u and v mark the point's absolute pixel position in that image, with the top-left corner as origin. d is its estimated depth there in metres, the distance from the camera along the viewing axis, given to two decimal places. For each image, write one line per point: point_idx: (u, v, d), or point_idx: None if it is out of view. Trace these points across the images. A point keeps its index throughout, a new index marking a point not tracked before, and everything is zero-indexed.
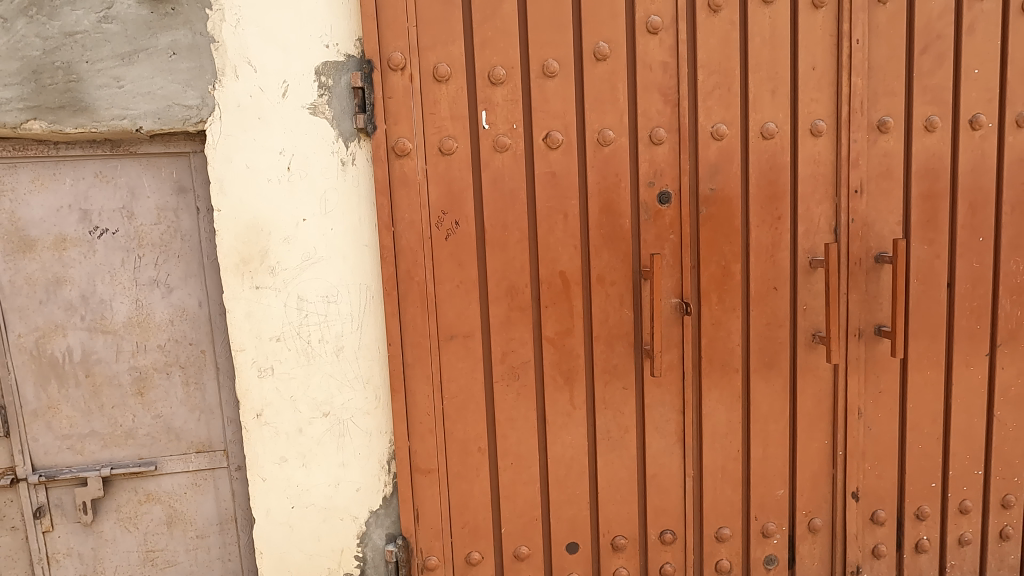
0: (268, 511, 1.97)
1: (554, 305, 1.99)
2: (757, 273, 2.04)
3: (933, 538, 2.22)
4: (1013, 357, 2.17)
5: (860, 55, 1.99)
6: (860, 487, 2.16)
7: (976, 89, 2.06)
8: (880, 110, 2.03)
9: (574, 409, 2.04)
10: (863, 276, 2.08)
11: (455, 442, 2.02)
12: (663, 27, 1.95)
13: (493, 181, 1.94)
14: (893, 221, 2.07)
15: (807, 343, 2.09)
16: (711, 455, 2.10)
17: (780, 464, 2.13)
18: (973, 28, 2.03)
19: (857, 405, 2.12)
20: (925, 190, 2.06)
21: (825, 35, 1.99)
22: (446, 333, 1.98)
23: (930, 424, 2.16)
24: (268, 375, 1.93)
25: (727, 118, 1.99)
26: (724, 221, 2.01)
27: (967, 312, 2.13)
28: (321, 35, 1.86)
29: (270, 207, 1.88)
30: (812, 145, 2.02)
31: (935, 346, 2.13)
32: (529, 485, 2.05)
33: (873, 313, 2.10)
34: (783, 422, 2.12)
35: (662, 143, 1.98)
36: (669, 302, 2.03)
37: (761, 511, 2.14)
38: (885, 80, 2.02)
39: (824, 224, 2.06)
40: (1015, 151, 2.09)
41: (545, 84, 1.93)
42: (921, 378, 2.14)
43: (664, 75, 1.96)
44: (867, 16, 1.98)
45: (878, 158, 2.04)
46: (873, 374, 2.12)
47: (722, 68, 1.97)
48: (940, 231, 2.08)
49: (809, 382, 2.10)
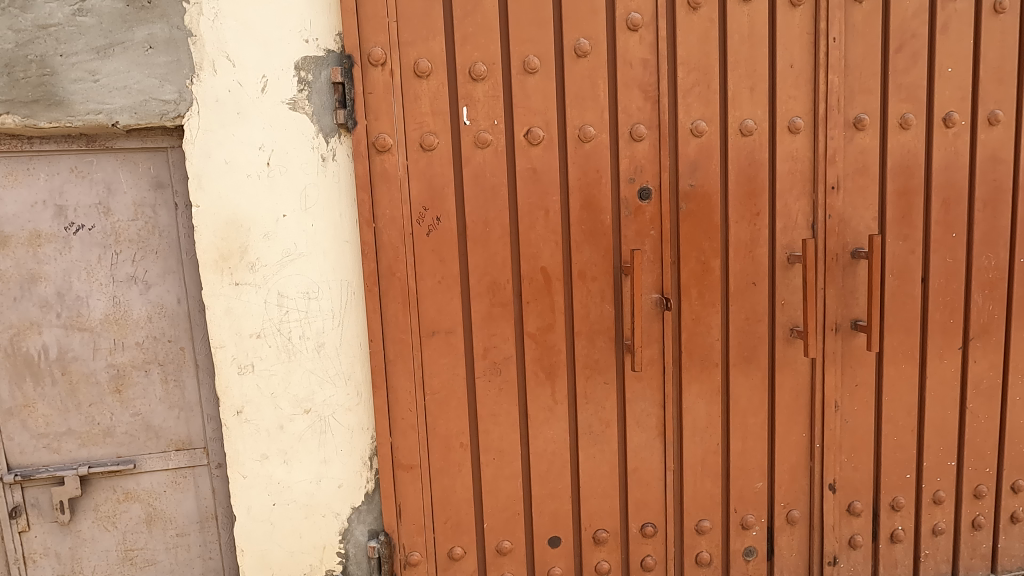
0: (249, 508, 1.96)
1: (535, 301, 2.00)
2: (737, 269, 2.06)
3: (907, 528, 2.26)
4: (984, 350, 2.22)
5: (837, 53, 2.01)
6: (837, 480, 2.20)
7: (950, 88, 2.09)
8: (856, 107, 2.06)
9: (555, 404, 2.06)
10: (839, 272, 2.11)
11: (437, 437, 2.02)
12: (643, 24, 1.96)
13: (475, 177, 1.94)
14: (869, 217, 2.10)
15: (785, 337, 2.11)
16: (692, 449, 2.13)
17: (758, 457, 2.16)
18: (946, 27, 2.06)
19: (834, 398, 2.15)
20: (900, 186, 2.10)
21: (802, 33, 2.02)
22: (428, 329, 1.98)
23: (905, 417, 2.20)
24: (248, 372, 1.92)
25: (707, 115, 2.01)
26: (703, 217, 2.03)
27: (940, 307, 2.17)
28: (301, 29, 1.85)
29: (250, 203, 1.86)
30: (790, 142, 2.05)
31: (909, 340, 2.17)
32: (511, 480, 2.06)
33: (849, 308, 2.13)
34: (762, 416, 2.14)
35: (642, 140, 1.99)
36: (650, 297, 2.04)
37: (740, 504, 2.17)
38: (861, 78, 2.05)
39: (802, 219, 2.08)
40: (987, 149, 2.13)
41: (526, 80, 1.93)
42: (896, 371, 2.18)
43: (644, 72, 1.97)
44: (843, 15, 2.01)
45: (854, 155, 2.07)
46: (849, 367, 2.16)
47: (701, 64, 1.99)
48: (915, 227, 2.12)
49: (787, 376, 2.13)
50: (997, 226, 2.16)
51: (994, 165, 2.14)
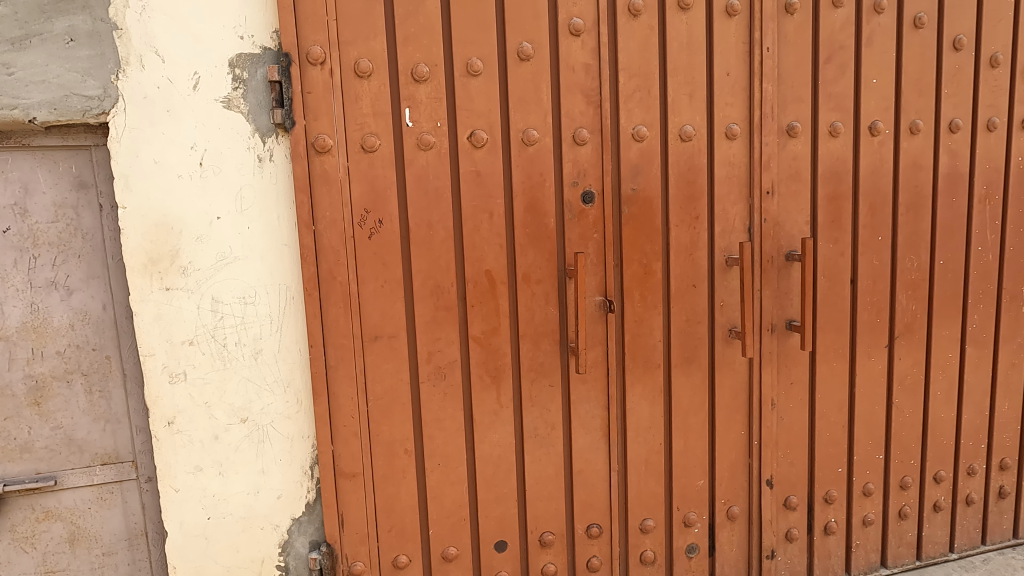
0: (182, 523, 1.87)
1: (480, 304, 1.99)
2: (677, 271, 2.11)
3: (840, 520, 2.35)
4: (909, 348, 2.33)
5: (770, 62, 2.08)
6: (774, 475, 2.26)
7: (875, 98, 2.19)
8: (789, 115, 2.14)
9: (501, 408, 2.05)
10: (775, 274, 2.18)
11: (381, 444, 1.98)
12: (585, 30, 1.98)
13: (418, 179, 1.91)
14: (801, 221, 2.18)
15: (724, 338, 2.17)
16: (636, 449, 2.15)
17: (700, 456, 2.21)
18: (871, 40, 2.16)
19: (770, 396, 2.22)
20: (830, 191, 2.19)
21: (738, 42, 2.08)
22: (370, 334, 1.94)
23: (837, 413, 2.29)
24: (180, 380, 1.84)
25: (648, 120, 2.05)
26: (645, 221, 2.07)
27: (868, 307, 2.27)
28: (236, 25, 1.79)
29: (181, 204, 1.79)
30: (727, 148, 2.11)
31: (840, 339, 2.26)
32: (456, 485, 2.04)
33: (784, 309, 2.21)
34: (703, 415, 2.19)
35: (585, 144, 2.01)
36: (594, 300, 2.06)
37: (682, 502, 2.21)
38: (794, 87, 2.13)
39: (739, 223, 2.14)
40: (909, 156, 2.24)
41: (469, 82, 1.92)
42: (828, 369, 2.26)
43: (587, 77, 1.99)
44: (776, 26, 2.08)
45: (788, 161, 2.15)
46: (785, 366, 2.23)
47: (642, 70, 2.02)
48: (844, 231, 2.21)
49: (726, 376, 2.19)
50: (919, 230, 2.28)
51: (916, 172, 2.25)
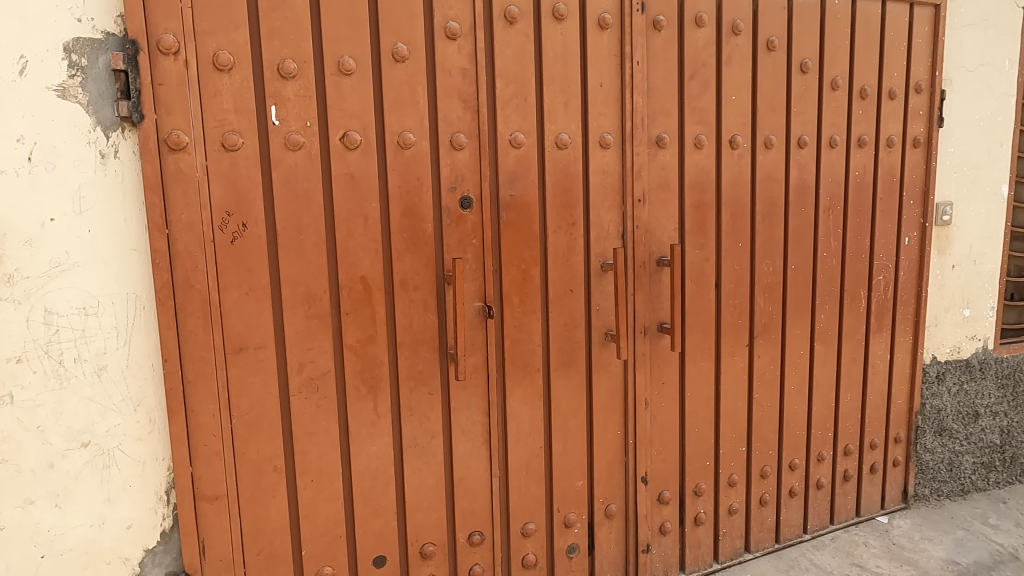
0: (8, 566, 1.64)
1: (355, 312, 1.92)
2: (555, 276, 2.14)
3: (708, 511, 2.49)
4: (766, 347, 2.52)
5: (640, 76, 2.17)
6: (648, 472, 2.36)
7: (734, 114, 2.35)
8: (658, 127, 2.23)
9: (378, 418, 1.98)
10: (646, 278, 2.27)
11: (247, 463, 1.85)
12: (461, 34, 1.96)
13: (286, 181, 1.81)
14: (670, 228, 2.29)
15: (600, 341, 2.23)
16: (516, 453, 2.16)
17: (579, 457, 2.25)
18: (730, 59, 2.31)
19: (644, 396, 2.31)
20: (696, 200, 2.31)
21: (610, 55, 2.15)
22: (234, 345, 1.81)
23: (704, 410, 2.43)
24: (4, 404, 1.61)
25: (525, 127, 2.06)
26: (523, 226, 2.08)
27: (731, 309, 2.42)
28: (72, 6, 1.61)
29: (4, 203, 1.57)
30: (601, 156, 2.17)
31: (706, 339, 2.40)
32: (331, 502, 1.95)
33: (656, 312, 2.30)
34: (581, 417, 2.24)
35: (462, 148, 1.99)
36: (473, 306, 2.04)
37: (562, 503, 2.25)
38: (662, 100, 2.23)
39: (613, 229, 2.21)
40: (765, 169, 2.42)
41: (341, 81, 1.85)
42: (696, 369, 2.39)
43: (463, 82, 1.98)
44: (645, 41, 2.17)
45: (657, 170, 2.25)
46: (656, 367, 2.33)
47: (518, 77, 2.04)
48: (708, 237, 2.35)
49: (602, 378, 2.25)
50: (774, 237, 2.47)
51: (770, 183, 2.44)
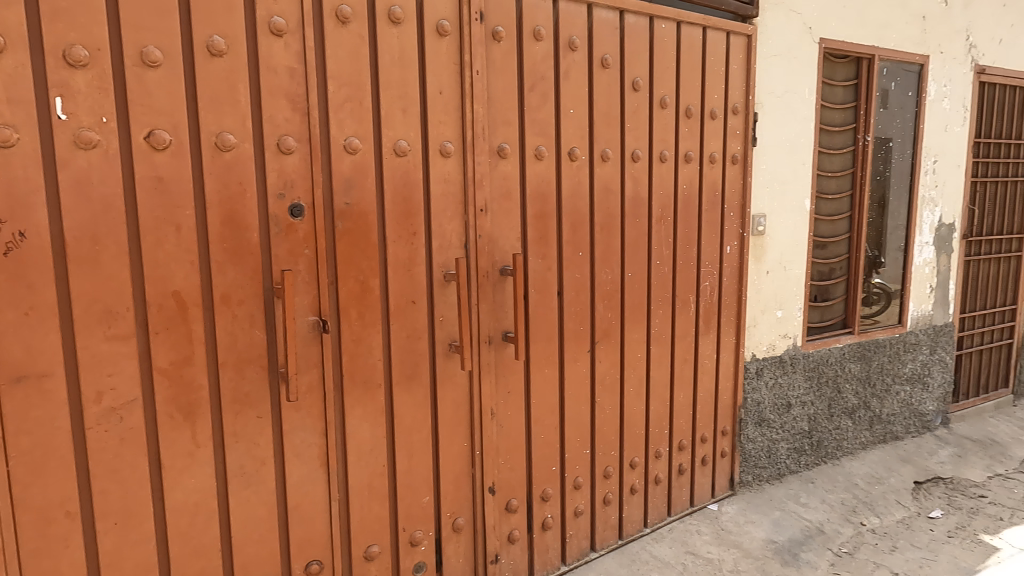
0: None
1: (166, 331, 1.72)
2: (396, 287, 2.07)
3: (555, 515, 2.55)
4: (607, 351, 2.62)
5: (480, 85, 2.17)
6: (496, 482, 2.36)
7: (572, 127, 2.42)
8: (498, 137, 2.24)
9: (197, 448, 1.79)
10: (490, 288, 2.27)
11: (29, 511, 1.59)
12: (288, 31, 1.83)
13: (76, 184, 1.58)
14: (513, 238, 2.31)
15: (444, 352, 2.19)
16: (357, 474, 2.06)
17: (424, 472, 2.20)
18: (568, 74, 2.38)
19: (490, 406, 2.31)
20: (537, 210, 2.35)
21: (449, 62, 2.12)
22: (9, 375, 1.54)
23: (549, 415, 2.48)
24: None
25: (360, 133, 1.98)
26: (360, 236, 1.99)
27: (573, 316, 2.50)
28: None
29: None
30: (442, 165, 2.13)
31: (550, 346, 2.45)
32: (140, 546, 1.73)
33: (500, 321, 2.31)
34: (426, 431, 2.19)
35: (291, 153, 1.86)
36: (306, 320, 1.92)
37: (408, 522, 2.18)
38: (502, 111, 2.24)
39: (456, 239, 2.18)
40: (602, 181, 2.52)
41: (145, 74, 1.64)
42: (541, 376, 2.44)
43: (291, 82, 1.85)
44: (484, 51, 2.17)
45: (499, 180, 2.26)
46: (502, 376, 2.34)
47: (353, 80, 1.95)
48: (550, 247, 2.40)
49: (447, 390, 2.21)
50: (612, 246, 2.58)
51: (607, 195, 2.54)
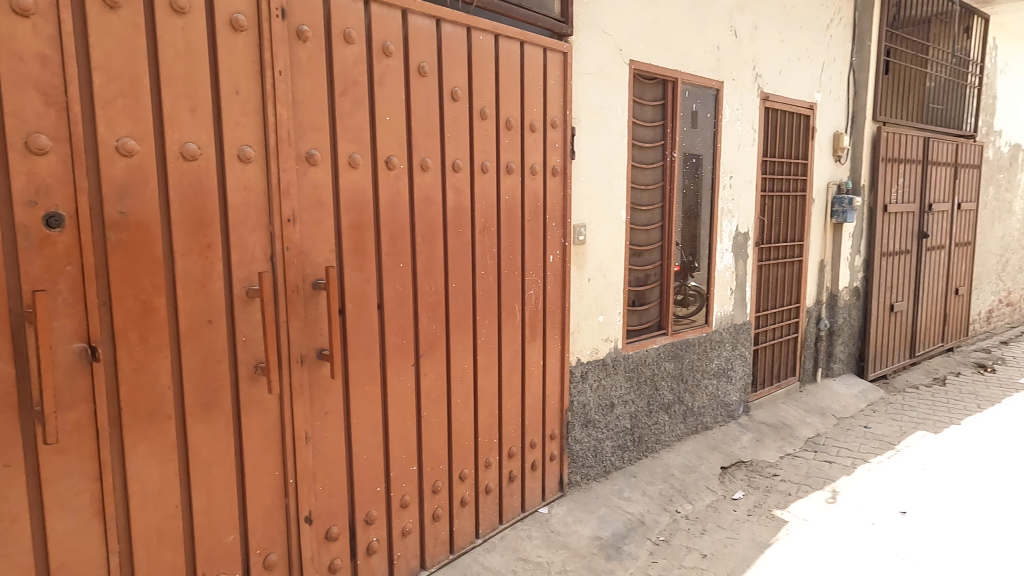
0: None
1: None
2: (187, 306, 1.86)
3: (381, 537, 2.46)
4: (432, 364, 2.59)
5: (283, 87, 2.02)
6: (313, 510, 2.22)
7: (389, 135, 2.35)
8: (306, 142, 2.11)
9: None
10: (301, 303, 2.12)
11: None
12: (36, 11, 1.56)
13: None
14: (326, 249, 2.18)
15: (249, 375, 2.01)
16: (143, 520, 1.82)
17: (228, 509, 2.00)
18: (382, 80, 2.31)
19: (304, 429, 2.16)
20: (353, 221, 2.25)
21: (247, 60, 1.94)
22: None
23: (371, 434, 2.38)
24: None
25: (137, 133, 1.74)
26: (140, 250, 1.75)
27: (395, 329, 2.43)
28: None
29: None
30: (241, 171, 1.95)
31: (370, 362, 2.35)
32: None
33: (314, 338, 2.17)
34: (229, 464, 1.99)
35: (45, 153, 1.58)
36: (71, 348, 1.65)
37: (210, 566, 1.96)
38: (310, 115, 2.11)
39: (260, 252, 2.01)
40: (422, 191, 2.48)
41: None
42: (361, 394, 2.33)
43: (43, 71, 1.58)
44: (287, 51, 2.02)
45: (308, 188, 2.12)
46: (317, 397, 2.20)
47: (126, 74, 1.71)
48: (368, 258, 2.31)
49: (253, 416, 2.03)
50: (435, 257, 2.55)
51: (428, 206, 2.51)
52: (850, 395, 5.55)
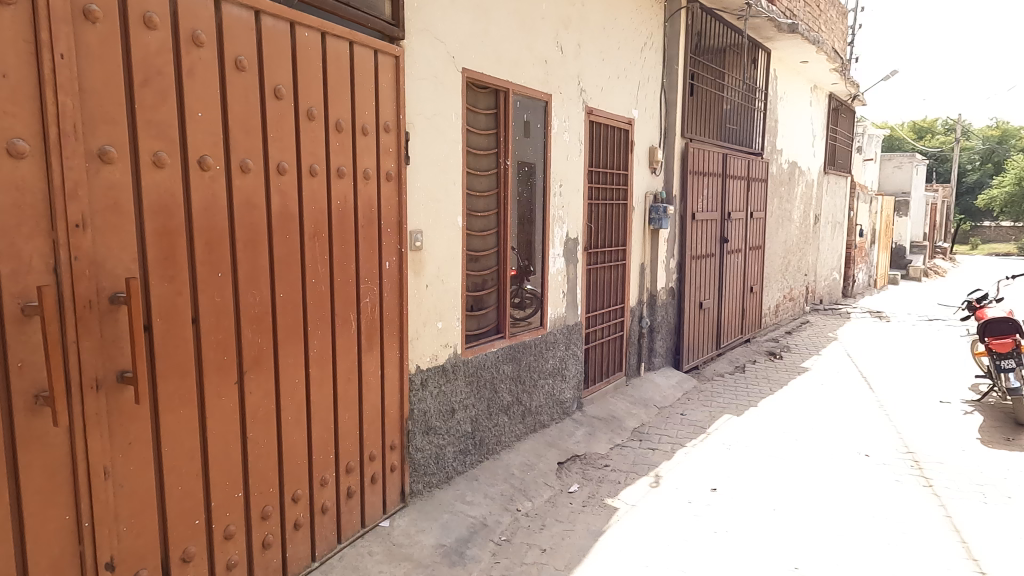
0: None
1: None
2: None
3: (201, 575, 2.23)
4: (257, 381, 2.40)
5: (66, 73, 1.75)
6: (116, 555, 1.95)
7: (202, 132, 2.14)
8: (99, 138, 1.85)
9: None
10: (96, 320, 1.85)
11: None
12: None
13: None
14: (127, 258, 1.93)
15: (28, 408, 1.71)
16: None
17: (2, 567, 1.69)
18: (192, 72, 2.10)
19: (103, 464, 1.89)
20: (160, 226, 2.02)
21: (17, 38, 1.65)
22: None
23: (187, 462, 2.15)
24: None
25: None
26: None
27: (213, 345, 2.22)
28: None
29: None
30: (11, 168, 1.66)
31: (184, 383, 2.13)
32: None
33: (113, 360, 1.90)
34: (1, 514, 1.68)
35: None
36: None
37: None
38: (103, 106, 1.85)
39: (39, 262, 1.72)
40: (242, 194, 2.29)
41: None
42: (174, 419, 2.10)
43: None
44: (71, 31, 1.76)
45: (102, 189, 1.86)
46: (119, 426, 1.94)
47: None
48: (179, 268, 2.08)
49: (35, 454, 1.73)
50: (258, 266, 2.37)
51: (250, 210, 2.33)
52: (668, 386, 6.08)
